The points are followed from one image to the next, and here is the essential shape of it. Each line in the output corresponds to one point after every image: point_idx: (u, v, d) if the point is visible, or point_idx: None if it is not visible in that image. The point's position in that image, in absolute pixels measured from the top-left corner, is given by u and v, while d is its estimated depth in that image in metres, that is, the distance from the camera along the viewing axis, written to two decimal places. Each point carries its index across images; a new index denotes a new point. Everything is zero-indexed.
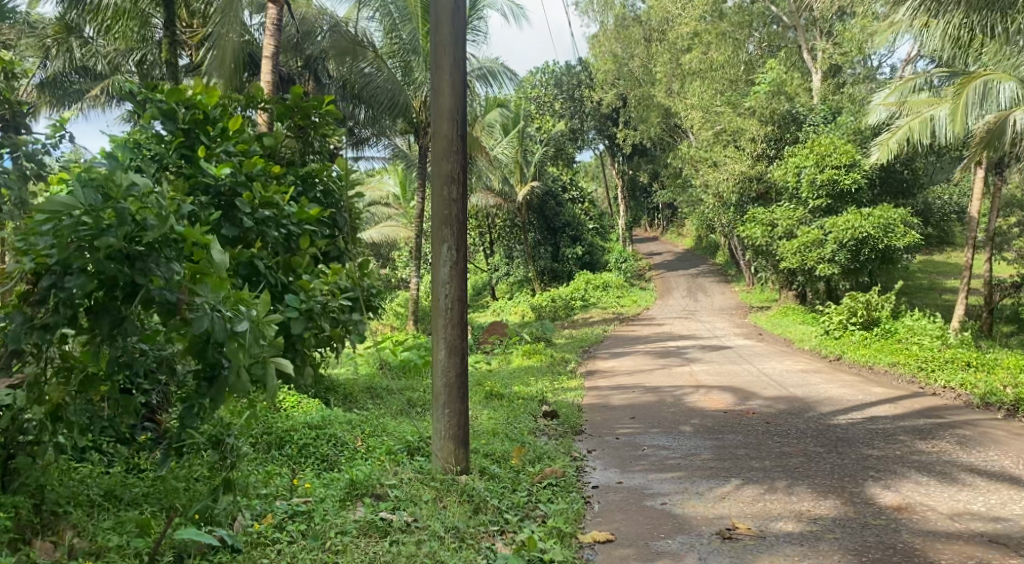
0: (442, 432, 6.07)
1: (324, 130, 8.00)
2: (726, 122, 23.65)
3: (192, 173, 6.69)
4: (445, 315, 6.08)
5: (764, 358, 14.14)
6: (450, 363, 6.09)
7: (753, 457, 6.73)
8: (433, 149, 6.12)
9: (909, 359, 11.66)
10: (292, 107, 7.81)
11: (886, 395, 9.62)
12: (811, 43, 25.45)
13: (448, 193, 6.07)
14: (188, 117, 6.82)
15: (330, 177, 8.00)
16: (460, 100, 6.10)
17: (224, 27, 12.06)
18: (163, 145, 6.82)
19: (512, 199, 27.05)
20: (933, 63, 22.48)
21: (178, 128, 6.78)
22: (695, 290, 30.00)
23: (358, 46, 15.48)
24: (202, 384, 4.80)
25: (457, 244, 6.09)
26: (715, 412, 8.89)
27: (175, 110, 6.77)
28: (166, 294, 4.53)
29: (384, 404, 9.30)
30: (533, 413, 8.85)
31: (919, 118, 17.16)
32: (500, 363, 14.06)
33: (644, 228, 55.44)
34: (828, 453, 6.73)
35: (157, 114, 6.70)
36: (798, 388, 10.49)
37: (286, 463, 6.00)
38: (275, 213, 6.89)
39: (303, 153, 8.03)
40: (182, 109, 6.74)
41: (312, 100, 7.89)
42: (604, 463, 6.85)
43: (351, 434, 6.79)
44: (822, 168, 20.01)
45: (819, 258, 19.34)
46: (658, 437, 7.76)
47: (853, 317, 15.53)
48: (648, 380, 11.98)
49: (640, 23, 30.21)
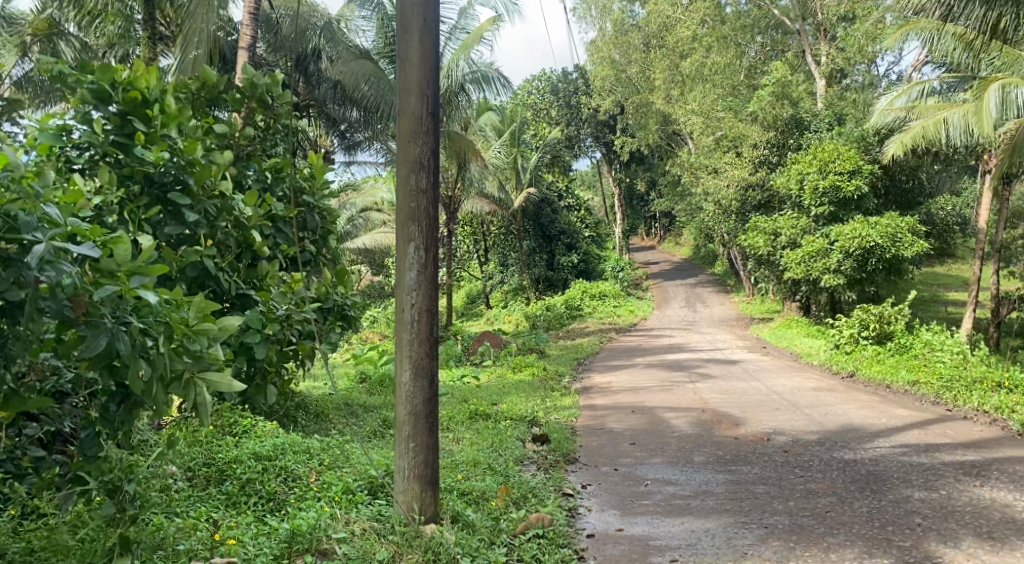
0: (405, 472, 5.12)
1: (284, 117, 7.47)
2: (728, 128, 22.80)
3: (129, 162, 6.05)
4: (411, 329, 5.13)
5: (771, 374, 13.20)
6: (417, 386, 5.13)
7: (775, 497, 5.80)
8: (398, 129, 5.18)
9: (931, 378, 10.71)
10: (252, 91, 7.23)
11: (912, 419, 8.71)
12: (815, 49, 24.53)
13: (415, 180, 5.15)
14: (121, 99, 6.08)
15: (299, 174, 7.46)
16: (431, 72, 5.15)
17: (195, 19, 11.07)
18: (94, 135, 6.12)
19: (507, 205, 26.09)
20: (942, 68, 21.60)
21: (111, 111, 6.07)
22: (694, 301, 29.09)
23: (363, 61, 14.86)
24: (110, 405, 4.03)
25: (426, 244, 5.16)
26: (726, 438, 7.93)
27: (108, 90, 6.08)
28: (54, 305, 3.67)
29: (358, 424, 8.37)
30: (521, 437, 7.91)
31: (932, 120, 16.11)
32: (488, 378, 13.10)
33: (641, 235, 54.09)
34: (862, 493, 5.82)
35: (88, 96, 5.99)
36: (813, 409, 9.57)
37: (221, 506, 5.11)
38: (223, 202, 6.30)
39: (269, 146, 7.62)
40: (114, 89, 6.06)
41: (267, 82, 7.33)
42: (600, 503, 5.91)
43: (306, 467, 5.84)
44: (825, 175, 19.12)
45: (824, 269, 18.40)
46: (662, 468, 6.82)
47: (865, 330, 14.51)
48: (650, 397, 11.04)
49: (638, 29, 28.98)
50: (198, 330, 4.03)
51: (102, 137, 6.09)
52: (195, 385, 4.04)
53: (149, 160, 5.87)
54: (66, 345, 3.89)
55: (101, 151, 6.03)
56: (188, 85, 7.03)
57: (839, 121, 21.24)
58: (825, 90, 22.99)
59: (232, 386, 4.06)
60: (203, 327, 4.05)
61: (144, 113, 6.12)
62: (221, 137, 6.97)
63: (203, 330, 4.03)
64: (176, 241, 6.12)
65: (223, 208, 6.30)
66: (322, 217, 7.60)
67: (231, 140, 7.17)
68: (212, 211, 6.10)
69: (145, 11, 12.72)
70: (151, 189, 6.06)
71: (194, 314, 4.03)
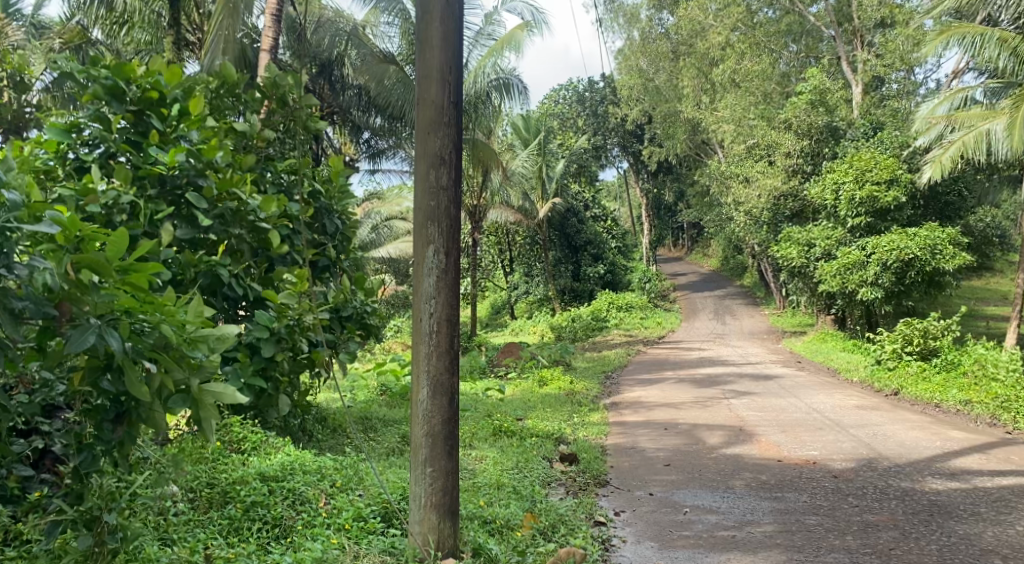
0: (421, 500, 4.68)
1: (309, 121, 7.25)
2: (760, 136, 22.09)
3: (142, 161, 5.94)
4: (428, 342, 4.67)
5: (809, 390, 12.59)
6: (435, 405, 4.67)
7: (830, 530, 5.31)
8: (417, 121, 4.74)
9: (984, 397, 10.11)
10: (272, 90, 7.08)
11: (970, 442, 8.15)
12: (851, 55, 23.72)
13: (435, 178, 4.70)
14: (138, 96, 6.02)
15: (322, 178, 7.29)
16: (454, 57, 4.71)
17: (221, 27, 10.78)
18: (109, 129, 6.02)
19: (533, 215, 25.64)
20: (985, 76, 20.85)
21: (126, 109, 5.99)
22: (723, 313, 28.42)
23: (383, 63, 14.45)
24: (105, 424, 3.64)
25: (445, 247, 4.71)
26: (767, 461, 7.40)
27: (124, 88, 5.97)
28: (33, 306, 3.21)
29: (378, 439, 7.97)
30: (549, 456, 7.42)
31: (974, 131, 15.51)
32: (513, 392, 12.60)
33: (667, 247, 53.35)
34: (927, 527, 5.32)
35: (102, 92, 5.90)
36: (858, 429, 9.01)
37: (221, 534, 4.70)
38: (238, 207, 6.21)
39: (288, 150, 7.38)
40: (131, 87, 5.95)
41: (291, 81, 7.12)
42: (636, 534, 5.43)
43: (316, 488, 5.41)
44: (861, 185, 18.40)
45: (861, 281, 17.69)
46: (701, 493, 6.31)
47: (908, 346, 13.84)
48: (682, 414, 10.49)
49: (667, 37, 28.07)
50: (198, 338, 3.53)
51: (116, 133, 5.97)
52: (195, 399, 3.54)
53: (164, 161, 5.75)
54: (48, 358, 3.44)
55: (114, 148, 5.93)
56: (206, 84, 6.93)
57: (876, 129, 20.51)
58: (863, 96, 22.52)
59: (239, 395, 3.50)
60: (203, 333, 3.54)
61: (161, 112, 6.09)
62: (241, 138, 6.84)
63: (204, 336, 3.53)
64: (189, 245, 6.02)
65: (239, 212, 6.19)
66: (343, 224, 7.37)
67: (249, 140, 6.93)
68: (228, 215, 6.05)
69: (171, 17, 12.56)
70: (164, 191, 5.95)
71: (191, 318, 3.51)
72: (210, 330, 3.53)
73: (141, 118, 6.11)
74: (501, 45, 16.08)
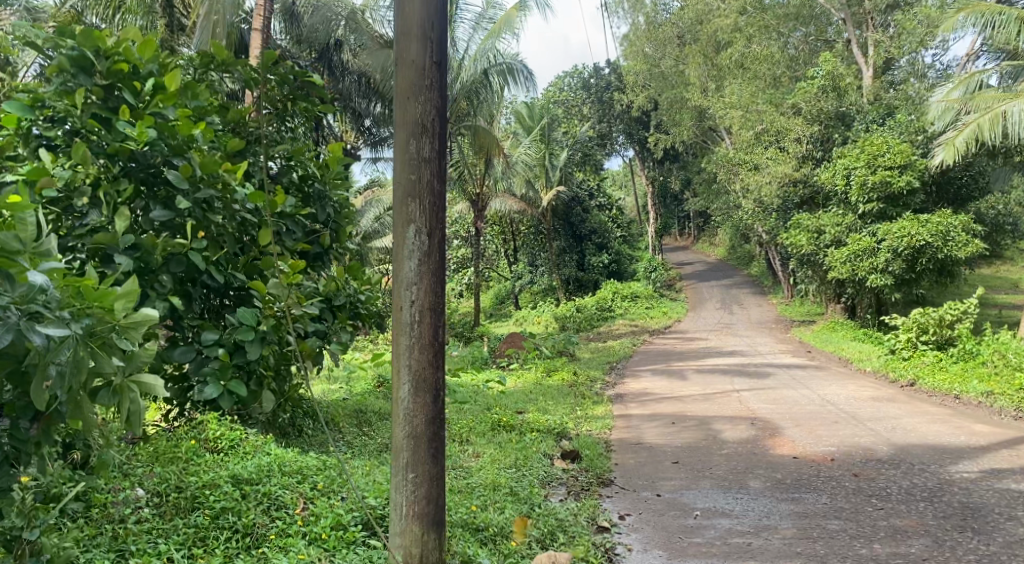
0: (403, 508, 4.28)
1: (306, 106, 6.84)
2: (768, 122, 21.37)
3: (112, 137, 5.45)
4: (410, 333, 4.24)
5: (822, 381, 12.12)
6: (418, 403, 4.25)
7: (855, 537, 4.88)
8: (397, 83, 4.28)
9: (1007, 389, 9.63)
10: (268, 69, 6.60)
11: (995, 436, 7.69)
12: (863, 38, 23.07)
13: (416, 148, 4.24)
14: (107, 68, 5.52)
15: (315, 162, 6.78)
16: (436, 11, 4.24)
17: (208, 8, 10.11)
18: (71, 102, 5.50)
19: (536, 204, 25.15)
20: (1001, 58, 20.22)
21: (93, 83, 5.48)
22: (729, 302, 27.93)
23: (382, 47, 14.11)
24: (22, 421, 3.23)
25: (428, 225, 4.26)
26: (782, 457, 6.94)
27: (91, 59, 5.46)
28: None
29: (371, 436, 7.52)
30: (550, 453, 6.96)
31: (991, 113, 14.76)
32: (515, 384, 12.12)
33: (674, 237, 52.88)
34: (960, 534, 4.88)
35: (66, 63, 5.39)
36: (876, 422, 8.56)
37: (182, 545, 4.31)
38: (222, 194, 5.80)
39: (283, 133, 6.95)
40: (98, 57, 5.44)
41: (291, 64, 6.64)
42: (643, 541, 5.00)
43: (294, 492, 4.96)
44: (874, 169, 17.83)
45: (871, 268, 17.18)
46: (714, 494, 5.86)
47: (923, 335, 13.32)
48: (691, 407, 10.01)
49: (673, 23, 27.51)
50: (130, 325, 3.23)
51: (81, 109, 5.44)
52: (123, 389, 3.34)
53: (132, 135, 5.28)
54: None
55: (80, 126, 5.41)
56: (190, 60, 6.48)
57: (888, 114, 19.95)
58: (874, 80, 21.95)
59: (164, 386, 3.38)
60: (135, 320, 3.23)
61: (133, 86, 5.60)
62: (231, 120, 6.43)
63: (135, 324, 3.23)
64: (166, 232, 5.58)
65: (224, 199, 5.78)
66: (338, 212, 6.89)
67: (236, 120, 6.49)
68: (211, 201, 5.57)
69: None
70: (137, 172, 5.48)
71: (122, 302, 3.19)
72: (142, 316, 3.24)
73: (111, 93, 5.60)
74: (500, 28, 15.62)
